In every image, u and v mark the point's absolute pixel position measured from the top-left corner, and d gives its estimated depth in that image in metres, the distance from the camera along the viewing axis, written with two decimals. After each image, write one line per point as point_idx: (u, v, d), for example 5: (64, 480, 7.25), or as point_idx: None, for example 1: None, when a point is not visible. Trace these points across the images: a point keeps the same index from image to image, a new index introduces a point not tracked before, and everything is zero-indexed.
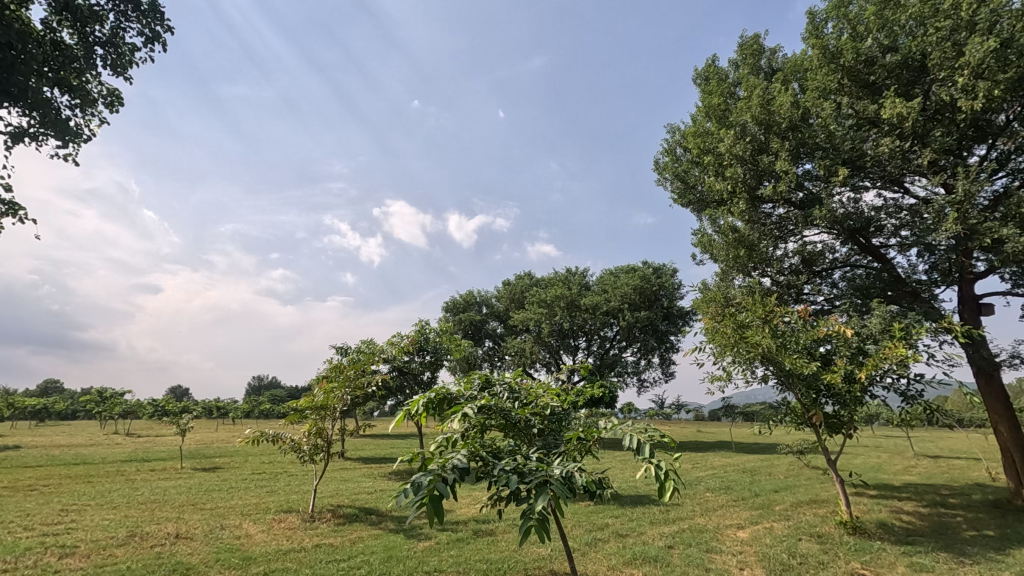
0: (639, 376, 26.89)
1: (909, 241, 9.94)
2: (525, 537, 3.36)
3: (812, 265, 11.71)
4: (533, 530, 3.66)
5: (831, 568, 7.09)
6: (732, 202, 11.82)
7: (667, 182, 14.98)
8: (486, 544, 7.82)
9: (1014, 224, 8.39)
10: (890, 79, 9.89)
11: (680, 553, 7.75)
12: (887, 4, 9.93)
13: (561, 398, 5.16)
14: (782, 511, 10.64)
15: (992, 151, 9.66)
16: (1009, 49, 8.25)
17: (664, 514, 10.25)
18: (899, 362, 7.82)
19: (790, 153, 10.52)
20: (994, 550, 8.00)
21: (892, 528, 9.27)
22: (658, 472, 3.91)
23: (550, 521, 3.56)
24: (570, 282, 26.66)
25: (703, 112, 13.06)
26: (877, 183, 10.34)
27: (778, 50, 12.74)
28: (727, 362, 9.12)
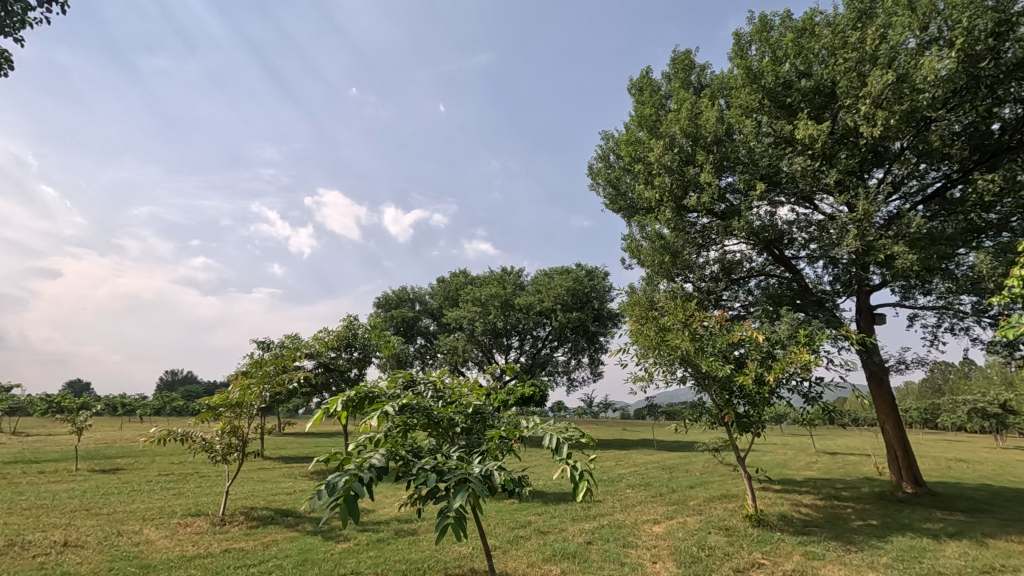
0: (569, 376, 27.43)
1: (816, 254, 10.72)
2: (442, 537, 3.28)
3: (731, 273, 12.37)
4: (450, 529, 3.59)
5: (735, 559, 7.52)
6: (660, 209, 12.26)
7: (600, 187, 15.36)
8: (407, 544, 7.69)
9: (904, 242, 9.26)
10: (804, 103, 10.64)
11: (598, 549, 7.97)
12: (803, 33, 10.87)
13: (487, 398, 5.13)
14: (695, 506, 11.19)
15: (888, 175, 10.62)
16: (905, 83, 9.11)
17: (585, 511, 10.52)
18: (802, 366, 8.45)
19: (714, 166, 11.08)
20: (876, 538, 8.80)
21: (792, 520, 9.98)
22: (574, 471, 3.94)
23: (468, 520, 3.50)
24: (505, 281, 26.82)
25: (635, 121, 13.50)
26: (790, 199, 11.08)
27: (708, 67, 13.39)
28: (650, 363, 9.46)
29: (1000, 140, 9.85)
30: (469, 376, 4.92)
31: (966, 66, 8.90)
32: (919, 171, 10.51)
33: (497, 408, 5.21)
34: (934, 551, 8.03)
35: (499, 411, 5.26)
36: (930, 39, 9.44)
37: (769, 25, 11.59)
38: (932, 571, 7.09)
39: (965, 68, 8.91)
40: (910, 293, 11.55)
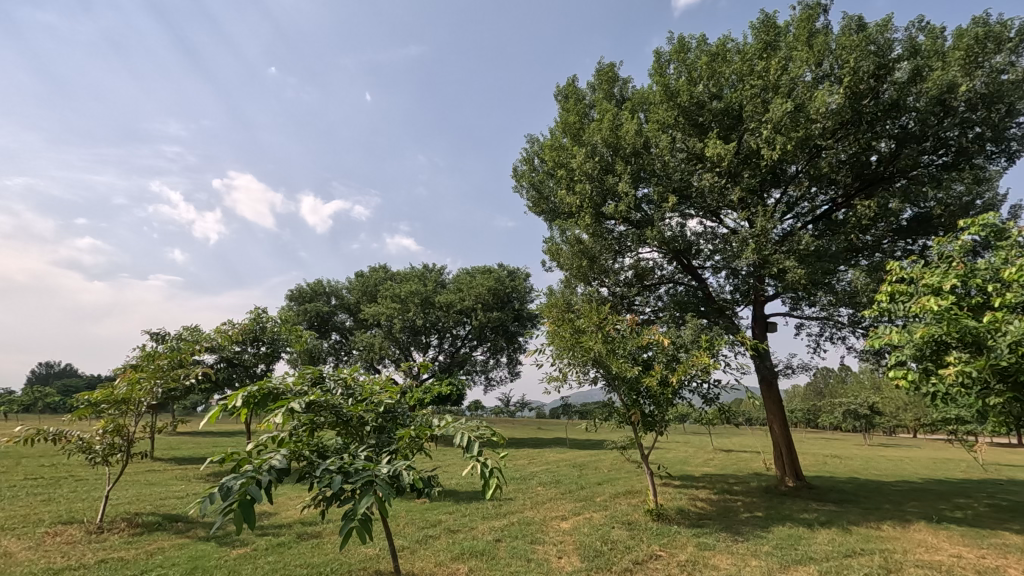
0: (486, 375, 27.58)
1: (720, 265, 11.49)
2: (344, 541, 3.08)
3: (643, 279, 12.98)
4: (354, 532, 3.41)
5: (635, 551, 7.90)
6: (580, 215, 12.61)
7: (524, 189, 15.58)
8: (309, 548, 7.37)
9: (794, 258, 10.16)
10: (714, 123, 11.37)
11: (506, 546, 8.07)
12: (715, 58, 11.60)
13: (399, 395, 5.03)
14: (601, 502, 11.63)
15: (784, 196, 11.60)
16: (801, 113, 10.00)
17: (496, 509, 10.63)
18: (702, 369, 9.05)
19: (632, 176, 11.57)
20: (759, 528, 9.58)
21: (688, 513, 10.64)
22: (484, 470, 3.91)
23: (374, 522, 3.35)
24: (426, 278, 26.47)
25: (560, 127, 13.81)
26: (699, 212, 11.80)
27: (630, 81, 13.97)
28: (564, 363, 9.70)
29: (876, 170, 11.07)
30: (381, 374, 4.81)
31: (852, 102, 9.92)
32: (810, 194, 11.57)
33: (410, 405, 5.13)
34: (807, 538, 8.87)
35: (411, 410, 5.17)
36: (823, 75, 10.43)
37: (686, 47, 12.28)
38: (805, 557, 7.83)
39: (851, 104, 9.93)
40: (798, 304, 12.67)
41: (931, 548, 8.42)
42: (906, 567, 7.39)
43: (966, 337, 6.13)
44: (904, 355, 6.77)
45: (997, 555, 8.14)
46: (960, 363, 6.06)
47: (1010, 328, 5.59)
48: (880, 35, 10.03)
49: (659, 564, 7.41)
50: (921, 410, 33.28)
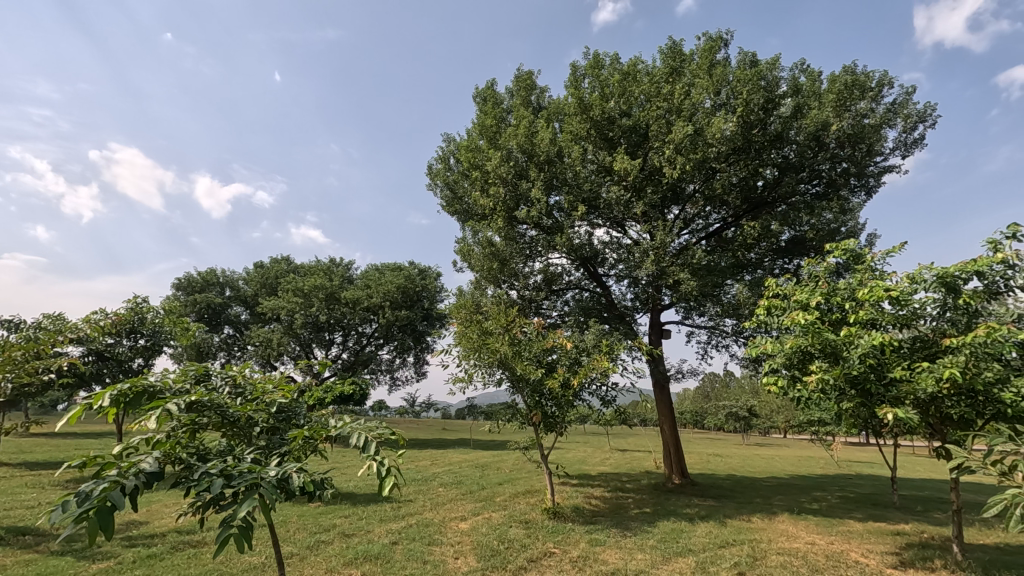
0: (391, 375, 27.03)
1: (623, 273, 12.10)
2: (223, 549, 2.79)
3: (551, 284, 13.36)
4: (233, 540, 3.10)
5: (530, 549, 8.10)
6: (492, 218, 12.70)
7: (438, 188, 15.46)
8: (184, 558, 6.82)
9: (688, 270, 10.93)
10: (623, 138, 11.95)
11: (402, 549, 7.94)
12: (626, 77, 12.22)
13: (294, 394, 4.79)
14: (501, 502, 11.79)
15: (682, 212, 12.44)
16: (699, 137, 10.78)
17: (394, 511, 10.43)
18: (602, 372, 9.48)
19: (544, 184, 11.87)
20: (646, 523, 10.21)
21: (583, 511, 11.08)
22: (380, 470, 3.71)
23: (256, 527, 3.06)
24: (332, 273, 25.42)
25: (476, 129, 13.87)
26: (605, 223, 12.35)
27: (547, 91, 14.34)
28: (471, 364, 9.74)
29: (761, 195, 12.18)
30: (276, 372, 4.55)
31: (744, 131, 10.85)
32: (704, 212, 12.51)
33: (307, 405, 4.90)
34: (688, 532, 9.57)
35: (308, 409, 4.94)
36: (720, 103, 11.32)
37: (601, 64, 12.82)
38: (684, 549, 8.44)
39: (743, 132, 10.85)
40: (690, 314, 13.64)
41: (790, 537, 9.42)
42: (769, 554, 8.20)
43: (826, 348, 6.93)
44: (776, 362, 7.52)
45: (842, 541, 9.27)
46: (821, 371, 6.83)
47: (861, 341, 6.42)
48: (769, 73, 11.06)
49: (553, 561, 7.65)
50: (790, 413, 36.98)
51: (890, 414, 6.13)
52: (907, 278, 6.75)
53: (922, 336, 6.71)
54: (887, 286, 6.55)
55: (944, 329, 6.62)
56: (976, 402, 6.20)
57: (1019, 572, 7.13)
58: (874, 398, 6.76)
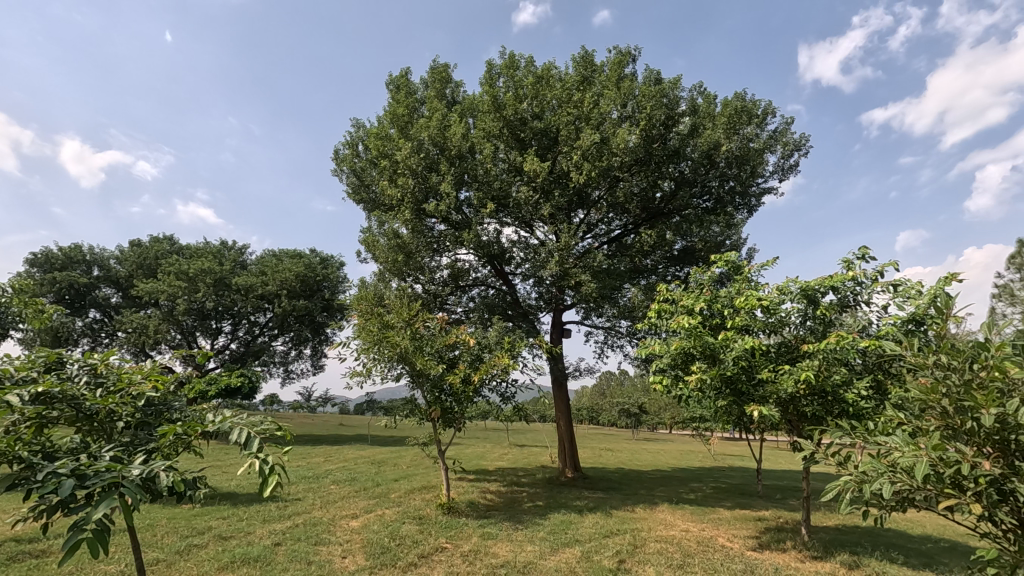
0: (285, 367, 25.63)
1: (528, 272, 12.35)
2: (68, 558, 2.35)
3: (457, 280, 13.34)
4: (85, 547, 2.66)
5: (422, 545, 8.05)
6: (400, 209, 12.43)
7: (344, 174, 14.87)
8: (22, 571, 6.00)
9: (589, 273, 11.40)
10: (534, 140, 12.18)
11: (285, 550, 7.56)
12: (540, 81, 12.48)
13: (169, 385, 4.40)
14: (395, 499, 11.60)
15: (587, 217, 12.92)
16: (605, 146, 11.28)
17: (280, 511, 9.90)
18: (502, 369, 9.64)
19: (454, 179, 11.81)
20: (538, 515, 10.53)
21: (477, 506, 11.19)
22: (262, 469, 3.07)
23: (115, 532, 2.65)
24: (223, 256, 23.58)
25: (387, 117, 13.48)
26: (514, 222, 12.52)
27: (462, 86, 14.30)
28: (369, 358, 9.48)
29: (659, 205, 12.96)
30: (148, 360, 4.07)
31: (646, 144, 11.49)
32: (607, 218, 13.10)
33: (185, 398, 4.50)
34: (576, 523, 9.99)
35: (186, 403, 4.55)
36: (626, 115, 11.91)
37: (516, 65, 12.98)
38: (571, 539, 8.82)
39: (645, 145, 11.50)
40: (589, 314, 14.24)
41: (668, 525, 10.16)
42: (648, 542, 8.78)
43: (705, 350, 7.56)
44: (663, 362, 8.06)
45: (711, 527, 10.14)
46: (700, 372, 7.43)
47: (736, 344, 7.06)
48: (671, 91, 11.79)
49: (444, 556, 7.65)
50: (675, 410, 39.81)
51: (756, 411, 6.81)
52: (776, 289, 7.51)
53: (786, 341, 7.49)
54: (760, 296, 7.26)
55: (804, 336, 7.43)
56: (825, 401, 7.03)
57: (851, 549, 8.23)
58: (744, 396, 7.46)
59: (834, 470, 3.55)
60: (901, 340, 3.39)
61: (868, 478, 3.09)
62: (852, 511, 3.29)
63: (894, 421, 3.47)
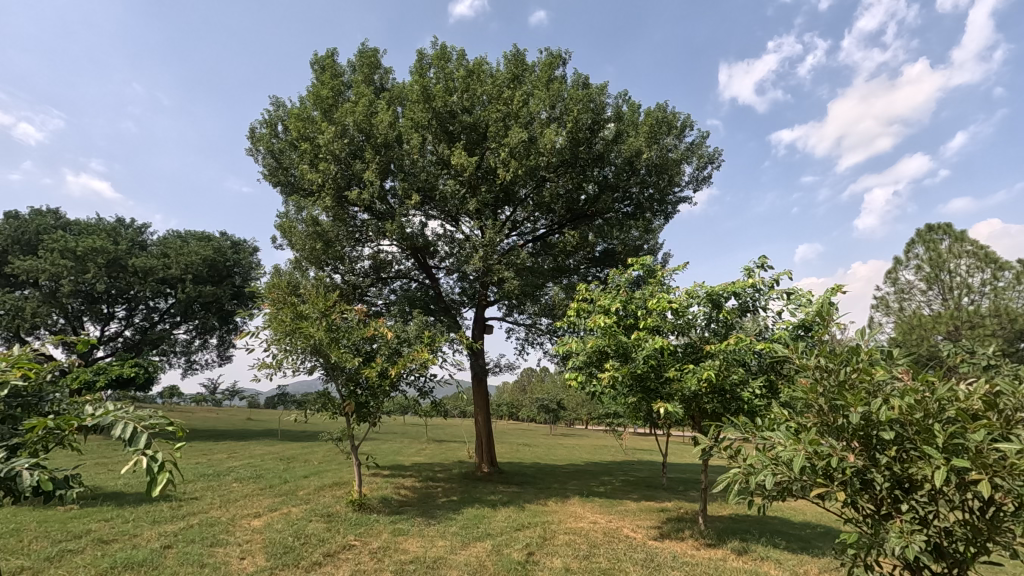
0: (186, 357, 23.86)
1: (452, 267, 12.26)
2: None
3: (379, 271, 13.00)
4: None
5: (327, 544, 7.77)
6: (320, 195, 11.90)
7: (261, 154, 14.04)
8: None
9: (512, 270, 11.50)
10: (463, 134, 12.07)
11: (176, 553, 7.04)
12: (471, 76, 12.41)
13: (48, 372, 3.98)
14: (303, 496, 11.15)
15: (513, 214, 13.02)
16: (533, 145, 11.39)
17: (172, 511, 9.21)
18: (421, 364, 9.49)
19: (379, 167, 11.49)
20: (451, 510, 10.52)
21: (390, 502, 10.99)
22: (152, 468, 2.39)
23: None
24: (119, 235, 21.51)
25: (310, 98, 12.83)
26: (439, 215, 12.35)
27: (391, 73, 13.92)
28: (280, 349, 9.02)
29: (582, 208, 13.20)
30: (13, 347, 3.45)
31: (572, 146, 11.72)
32: (532, 217, 13.27)
33: (66, 389, 4.06)
34: (489, 517, 10.08)
35: (65, 394, 4.11)
36: (554, 116, 12.10)
37: (448, 56, 12.82)
38: (483, 533, 8.88)
39: (572, 148, 11.73)
40: (511, 311, 14.36)
41: (577, 517, 10.49)
42: (557, 534, 9.02)
43: (618, 348, 7.87)
44: (578, 359, 8.29)
45: (617, 518, 10.58)
46: (613, 369, 7.73)
47: (647, 343, 7.39)
48: (598, 97, 12.12)
49: (351, 554, 7.43)
50: (591, 407, 41.12)
51: (662, 407, 7.17)
52: (685, 293, 7.93)
53: (692, 342, 7.92)
54: (671, 299, 7.64)
55: (708, 338, 7.89)
56: (724, 399, 7.52)
57: (741, 536, 8.89)
58: (652, 393, 7.83)
59: (727, 463, 3.79)
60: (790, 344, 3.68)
61: (754, 470, 3.32)
62: (739, 501, 3.51)
63: (781, 418, 3.75)
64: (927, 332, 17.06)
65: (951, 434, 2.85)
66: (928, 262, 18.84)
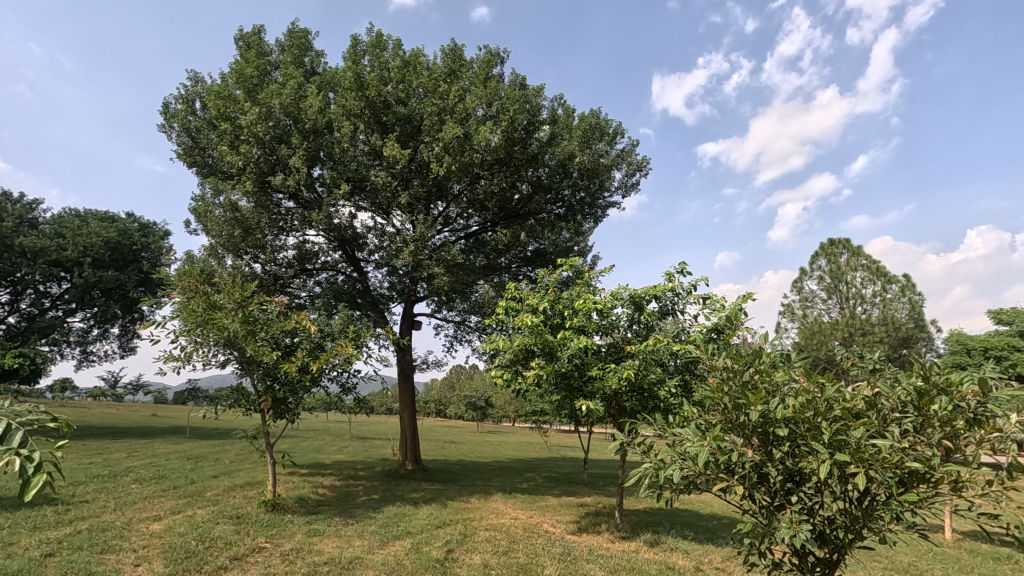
0: (82, 348, 21.83)
1: (380, 260, 11.95)
2: None
3: (304, 262, 12.47)
4: None
5: (235, 547, 7.36)
6: (240, 179, 11.23)
7: (175, 132, 13.07)
8: None
9: (442, 266, 11.38)
10: (396, 125, 11.80)
11: (58, 562, 6.42)
12: (408, 67, 12.17)
13: None
14: (211, 497, 10.49)
15: (446, 210, 12.89)
16: (467, 142, 11.33)
17: (57, 516, 8.39)
18: (344, 359, 9.18)
19: (307, 154, 11.02)
20: (370, 509, 10.28)
21: (306, 502, 10.58)
22: (26, 469, 2.05)
23: None
24: (4, 211, 19.33)
25: (233, 75, 12.09)
26: (369, 207, 12.01)
27: (323, 57, 13.37)
28: (189, 341, 8.43)
29: (515, 207, 13.28)
30: None
31: (507, 146, 11.76)
32: (465, 214, 13.21)
33: None
34: (410, 515, 9.93)
35: None
36: (491, 114, 12.08)
37: (383, 45, 12.49)
38: (403, 531, 8.74)
39: (507, 147, 11.77)
40: (441, 308, 14.22)
41: (499, 514, 10.56)
42: (478, 531, 9.04)
43: (544, 347, 7.99)
44: (505, 357, 8.35)
45: (538, 514, 10.75)
46: (538, 367, 7.84)
47: (572, 343, 7.56)
48: (534, 98, 12.23)
49: (260, 557, 7.09)
50: (519, 404, 41.59)
51: (584, 405, 7.35)
52: (610, 295, 8.18)
53: (615, 342, 8.17)
54: (596, 300, 7.86)
55: (630, 338, 8.17)
56: (642, 397, 7.82)
57: (653, 529, 9.30)
58: (576, 391, 8.01)
59: (639, 458, 3.93)
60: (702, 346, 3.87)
61: (663, 465, 3.45)
62: (649, 494, 3.64)
63: (690, 416, 3.93)
64: (825, 338, 18.59)
65: (836, 431, 3.12)
66: (828, 273, 20.51)
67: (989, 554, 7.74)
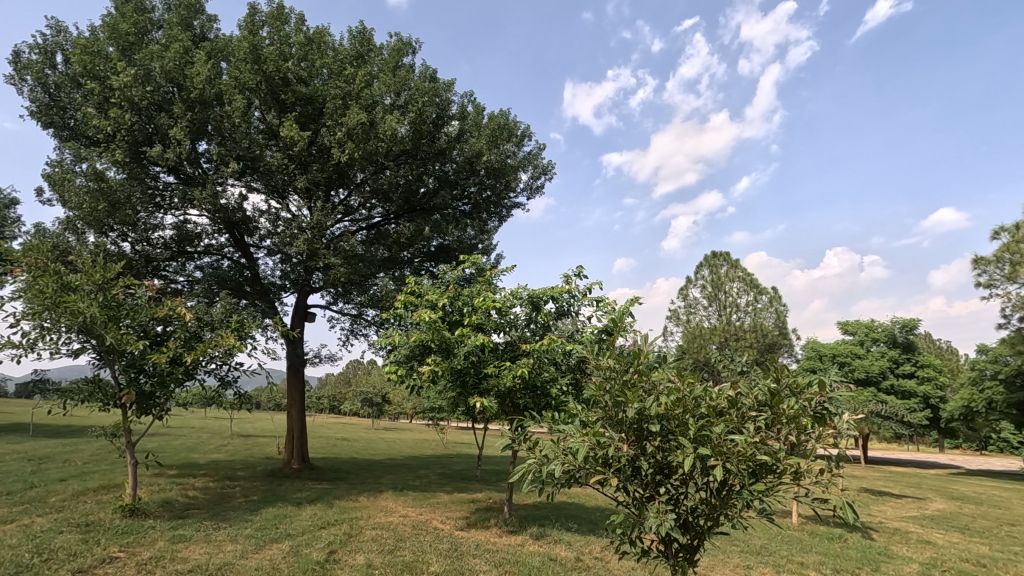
0: None
1: (272, 247, 11.22)
2: None
3: (183, 243, 11.38)
4: None
5: (81, 558, 6.56)
6: (109, 146, 10.00)
7: (28, 86, 11.36)
8: None
9: (339, 256, 10.90)
10: (296, 105, 11.12)
11: None
12: (311, 46, 11.54)
13: None
14: (55, 503, 9.26)
15: (347, 198, 12.38)
16: (372, 129, 10.93)
17: None
18: (225, 351, 8.48)
19: (191, 126, 10.08)
20: (247, 511, 9.61)
21: (172, 505, 9.67)
22: None
23: None
24: None
25: (104, 29, 10.73)
26: (261, 189, 11.22)
27: (216, 22, 12.29)
28: (34, 326, 7.36)
29: (421, 201, 13.06)
30: None
31: (415, 137, 11.53)
32: (367, 204, 12.76)
33: None
34: (292, 516, 9.41)
35: None
36: (398, 104, 11.78)
37: (286, 18, 11.71)
38: (281, 534, 8.26)
39: (414, 138, 11.53)
40: (337, 300, 13.64)
41: (388, 512, 10.34)
42: (364, 530, 8.77)
43: (441, 343, 7.93)
44: (400, 353, 8.19)
45: (427, 511, 10.66)
46: (433, 363, 7.77)
47: (469, 341, 7.59)
48: (444, 92, 12.10)
49: (111, 569, 6.37)
50: (417, 402, 41.02)
51: (477, 402, 7.37)
52: (510, 294, 8.28)
53: (512, 341, 8.28)
54: (495, 299, 7.92)
55: (526, 337, 8.32)
56: (535, 395, 8.01)
57: (540, 522, 9.58)
58: (470, 388, 8.02)
59: (525, 454, 4.00)
60: (590, 347, 4.01)
61: (547, 460, 3.54)
62: (532, 489, 3.71)
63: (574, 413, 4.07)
64: (705, 341, 20.19)
65: (701, 427, 3.37)
66: (710, 282, 22.32)
67: (825, 535, 8.82)
